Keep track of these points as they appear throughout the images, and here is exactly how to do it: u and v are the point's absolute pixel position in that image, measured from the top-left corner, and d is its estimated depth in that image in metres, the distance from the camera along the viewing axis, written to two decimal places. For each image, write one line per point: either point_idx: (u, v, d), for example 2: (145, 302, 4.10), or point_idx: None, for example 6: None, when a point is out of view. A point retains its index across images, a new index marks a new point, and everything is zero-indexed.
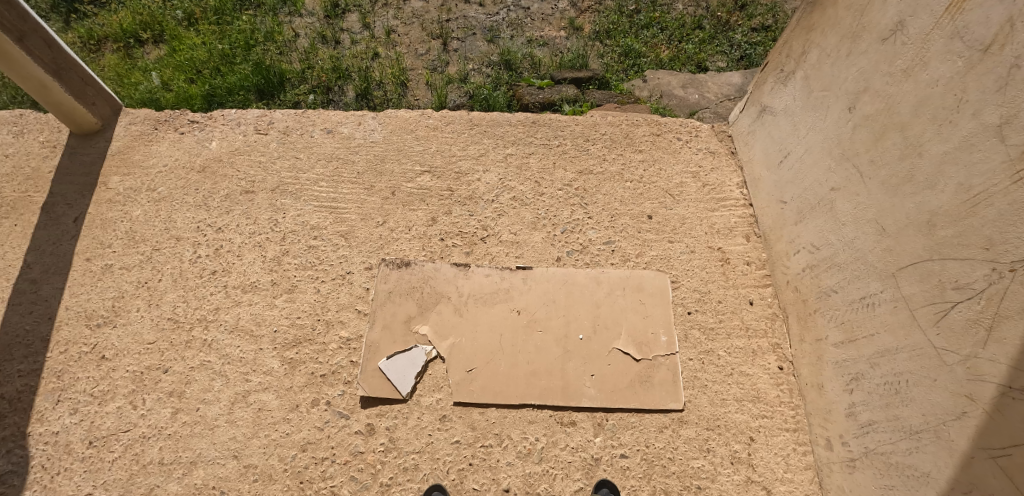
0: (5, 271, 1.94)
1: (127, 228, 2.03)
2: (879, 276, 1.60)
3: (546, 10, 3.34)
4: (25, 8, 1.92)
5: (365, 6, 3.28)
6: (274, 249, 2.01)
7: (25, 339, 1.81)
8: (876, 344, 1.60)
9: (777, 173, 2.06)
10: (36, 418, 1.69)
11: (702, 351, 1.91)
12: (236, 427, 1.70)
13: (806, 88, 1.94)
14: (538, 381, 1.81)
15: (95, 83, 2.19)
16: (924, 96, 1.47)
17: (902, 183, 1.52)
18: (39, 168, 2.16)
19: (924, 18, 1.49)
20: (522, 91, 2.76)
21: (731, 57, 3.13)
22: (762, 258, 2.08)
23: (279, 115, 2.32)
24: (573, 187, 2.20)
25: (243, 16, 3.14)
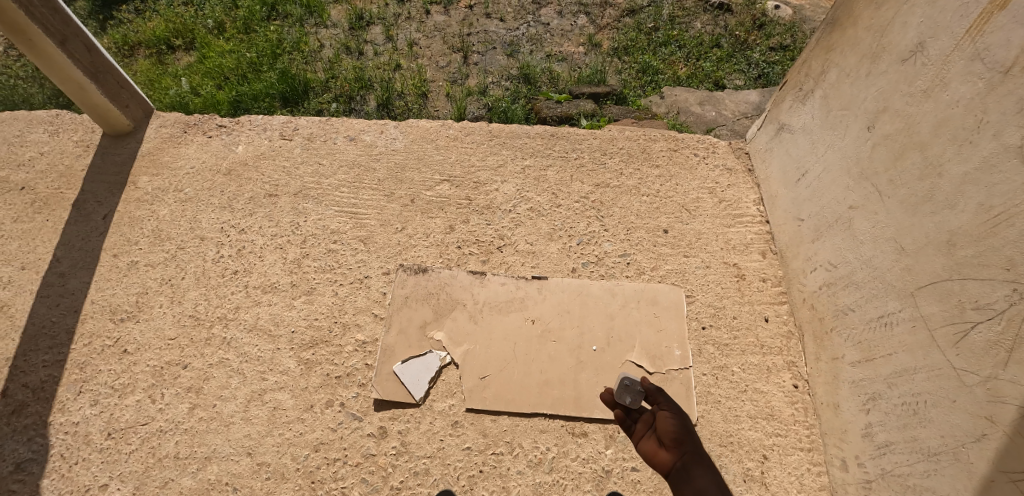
0: (35, 264, 1.99)
1: (153, 227, 2.08)
2: (897, 295, 1.59)
3: (566, 26, 3.40)
4: (68, 14, 2.01)
5: (388, 19, 3.36)
6: (295, 251, 2.05)
7: (51, 330, 1.86)
8: (894, 364, 1.58)
9: (794, 191, 2.06)
10: (58, 407, 1.72)
11: (715, 367, 1.91)
12: (251, 424, 1.72)
13: (824, 107, 1.96)
14: (551, 391, 1.81)
15: (130, 87, 2.26)
16: (944, 116, 1.48)
17: (922, 202, 1.53)
18: (72, 166, 2.22)
19: (944, 39, 1.50)
20: (540, 104, 2.79)
21: (749, 76, 3.15)
22: (778, 275, 2.08)
23: (303, 122, 2.38)
24: (590, 199, 2.22)
25: (271, 26, 3.24)
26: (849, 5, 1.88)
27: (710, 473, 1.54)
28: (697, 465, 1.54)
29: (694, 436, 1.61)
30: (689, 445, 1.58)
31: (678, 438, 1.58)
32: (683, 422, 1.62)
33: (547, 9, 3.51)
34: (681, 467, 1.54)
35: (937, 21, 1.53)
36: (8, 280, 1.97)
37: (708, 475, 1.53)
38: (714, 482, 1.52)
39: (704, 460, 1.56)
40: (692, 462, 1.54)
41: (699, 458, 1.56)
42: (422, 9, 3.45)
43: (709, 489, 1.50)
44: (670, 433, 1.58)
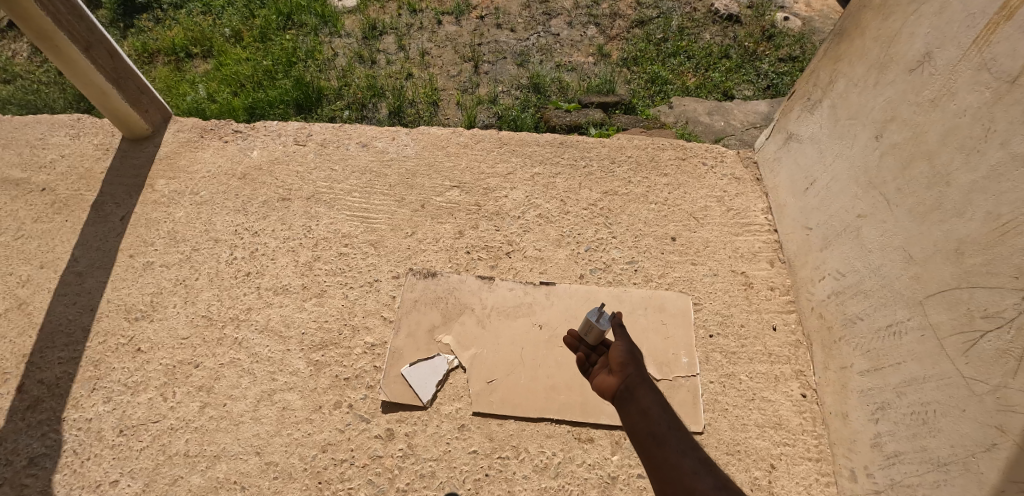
0: (53, 264, 2.04)
1: (169, 229, 2.12)
2: (906, 303, 1.59)
3: (575, 37, 3.45)
4: (93, 21, 2.08)
5: (401, 29, 3.43)
6: (307, 254, 2.08)
7: (67, 328, 1.89)
8: (903, 372, 1.58)
9: (802, 200, 2.07)
10: (72, 404, 1.75)
11: (723, 374, 1.90)
12: (260, 424, 1.74)
13: (833, 117, 1.97)
14: (557, 396, 1.81)
15: (150, 92, 2.32)
16: (952, 125, 1.49)
17: (930, 211, 1.53)
18: (91, 169, 2.28)
19: (951, 49, 1.51)
20: (550, 113, 2.82)
21: (758, 86, 3.17)
22: (786, 284, 2.08)
23: (317, 129, 2.43)
24: (598, 206, 2.24)
25: (286, 35, 3.31)
26: (857, 16, 1.90)
27: (656, 393, 1.25)
28: (640, 385, 1.28)
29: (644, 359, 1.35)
30: (635, 367, 1.32)
31: (622, 361, 1.34)
32: (631, 346, 1.38)
33: (557, 20, 3.56)
34: (624, 391, 1.29)
35: (943, 31, 1.54)
36: (26, 278, 2.01)
37: (654, 395, 1.25)
38: (659, 402, 1.23)
39: (651, 381, 1.29)
40: (634, 383, 1.29)
41: (646, 379, 1.30)
42: (434, 20, 3.51)
43: (654, 408, 1.22)
44: (614, 357, 1.35)
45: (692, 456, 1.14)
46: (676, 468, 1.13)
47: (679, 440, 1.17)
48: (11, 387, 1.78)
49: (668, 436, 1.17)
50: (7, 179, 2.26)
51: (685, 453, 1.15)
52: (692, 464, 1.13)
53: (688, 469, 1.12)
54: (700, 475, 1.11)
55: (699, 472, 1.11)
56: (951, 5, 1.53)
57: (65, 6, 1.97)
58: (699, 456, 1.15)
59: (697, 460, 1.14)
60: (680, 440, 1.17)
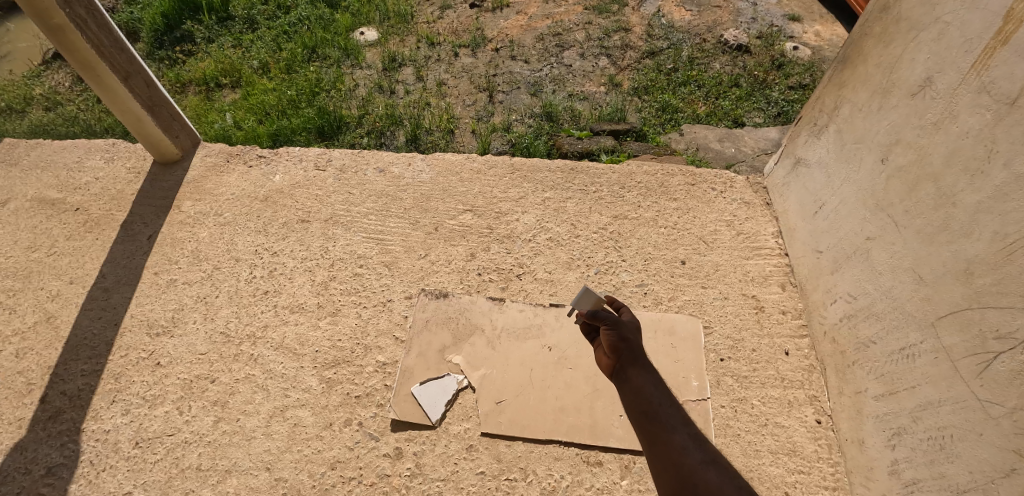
0: (82, 279, 2.12)
1: (193, 248, 2.20)
2: (918, 326, 1.56)
3: (587, 67, 3.56)
4: (133, 53, 2.21)
5: (419, 61, 3.59)
6: (323, 274, 2.14)
7: (91, 342, 1.96)
8: (918, 396, 1.54)
9: (812, 223, 2.08)
10: (91, 415, 1.80)
11: (734, 399, 1.88)
12: (271, 439, 1.76)
13: (839, 141, 2.00)
14: (566, 417, 1.80)
15: (182, 119, 2.44)
16: (956, 148, 1.50)
17: (938, 232, 1.52)
18: (123, 190, 2.39)
19: (951, 74, 1.54)
20: (562, 141, 2.89)
21: (768, 114, 3.22)
22: (798, 308, 2.07)
23: (337, 154, 2.52)
24: (608, 230, 2.27)
25: (310, 67, 3.47)
26: (859, 44, 1.96)
27: (651, 372, 1.32)
28: (633, 365, 1.33)
29: (638, 341, 1.38)
30: (627, 348, 1.36)
31: (613, 345, 1.37)
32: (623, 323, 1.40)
33: (569, 52, 3.69)
34: (618, 371, 1.35)
35: (943, 57, 1.58)
36: (56, 293, 2.09)
37: (648, 374, 1.32)
38: (653, 380, 1.31)
39: (644, 361, 1.34)
40: (627, 363, 1.34)
41: (640, 358, 1.35)
42: (451, 52, 3.68)
43: (646, 387, 1.29)
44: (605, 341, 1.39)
45: (682, 431, 1.22)
46: (666, 442, 1.21)
47: (671, 416, 1.25)
48: (36, 398, 1.84)
49: (660, 412, 1.25)
50: (45, 199, 2.38)
51: (675, 428, 1.23)
52: (681, 438, 1.21)
53: (677, 443, 1.20)
54: (688, 448, 1.19)
55: (687, 446, 1.19)
56: (948, 31, 1.57)
57: (109, 39, 2.12)
58: (690, 432, 1.23)
59: (686, 435, 1.21)
60: (673, 417, 1.25)
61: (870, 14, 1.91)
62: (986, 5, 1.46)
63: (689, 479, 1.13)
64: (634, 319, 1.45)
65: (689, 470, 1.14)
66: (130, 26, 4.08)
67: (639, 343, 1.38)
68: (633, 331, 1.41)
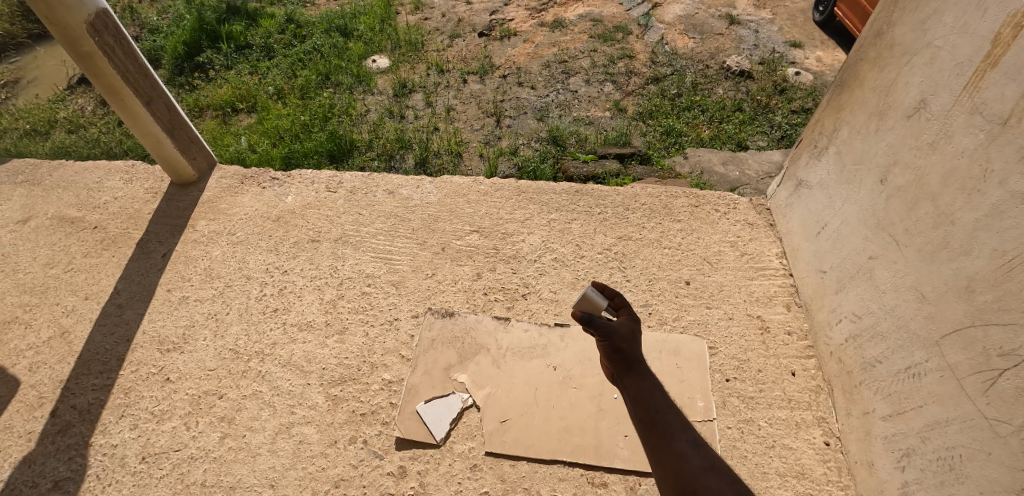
0: (97, 296, 2.17)
1: (205, 266, 2.25)
2: (923, 345, 1.54)
3: (593, 93, 3.66)
4: (157, 79, 2.31)
5: (429, 87, 3.70)
6: (331, 292, 2.17)
7: (103, 357, 1.99)
8: (925, 416, 1.51)
9: (815, 243, 2.09)
10: (100, 429, 1.82)
11: (741, 420, 1.85)
12: (276, 456, 1.77)
13: (839, 163, 2.03)
14: (571, 438, 1.78)
15: (199, 141, 2.52)
16: (952, 167, 1.53)
17: (938, 249, 1.53)
18: (140, 210, 2.46)
19: (944, 95, 1.58)
20: (567, 164, 2.94)
21: (772, 137, 3.27)
22: (804, 329, 2.06)
23: (347, 177, 2.59)
24: (613, 251, 2.30)
25: (324, 93, 3.58)
26: (855, 69, 2.01)
27: (650, 379, 1.35)
28: (629, 374, 1.35)
29: (632, 349, 1.38)
30: (622, 357, 1.37)
31: (608, 355, 1.38)
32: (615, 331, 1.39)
33: (575, 79, 3.79)
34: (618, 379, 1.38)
35: (936, 80, 1.62)
36: (70, 309, 2.14)
37: (647, 382, 1.34)
38: (653, 387, 1.33)
39: (642, 368, 1.37)
40: (624, 373, 1.36)
41: (637, 365, 1.37)
42: (460, 79, 3.80)
43: (645, 395, 1.32)
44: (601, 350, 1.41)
45: (682, 438, 1.25)
46: (667, 450, 1.24)
47: (671, 423, 1.28)
48: (46, 411, 1.86)
49: (660, 420, 1.28)
50: (64, 218, 2.45)
51: (675, 435, 1.26)
52: (681, 445, 1.24)
53: (677, 450, 1.23)
54: (688, 455, 1.22)
55: (688, 454, 1.22)
56: (940, 55, 1.61)
57: (133, 65, 2.21)
58: (690, 438, 1.26)
59: (687, 442, 1.24)
60: (672, 423, 1.28)
61: (865, 41, 1.97)
62: (974, 30, 1.51)
63: (690, 486, 1.16)
64: (631, 322, 1.43)
65: (689, 477, 1.18)
66: (153, 54, 4.24)
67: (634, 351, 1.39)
68: (627, 337, 1.40)
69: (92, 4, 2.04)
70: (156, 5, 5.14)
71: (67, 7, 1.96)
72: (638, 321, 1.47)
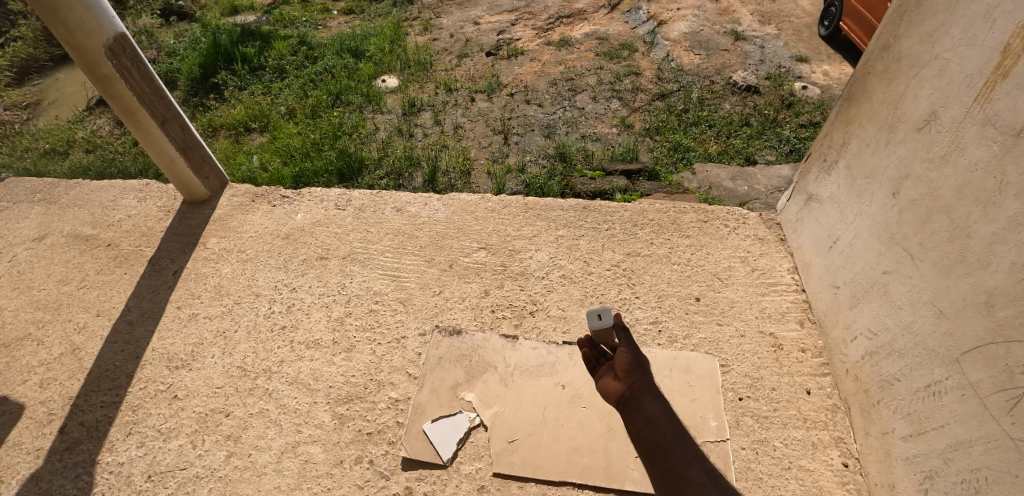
0: (109, 312, 2.19)
1: (215, 283, 2.27)
2: (942, 362, 1.50)
3: (600, 110, 3.68)
4: (172, 100, 2.36)
5: (437, 106, 3.75)
6: (339, 309, 2.17)
7: (113, 374, 2.00)
8: (947, 437, 1.45)
9: (827, 258, 2.06)
10: (107, 447, 1.82)
11: (755, 440, 1.79)
12: (281, 476, 1.75)
13: (849, 177, 2.00)
14: (580, 458, 1.74)
15: (212, 161, 2.56)
16: (966, 179, 1.49)
17: (955, 264, 1.49)
18: (153, 228, 2.50)
19: (955, 107, 1.56)
20: (575, 181, 2.94)
21: (780, 151, 3.25)
22: (818, 346, 2.01)
23: (356, 195, 2.61)
24: (621, 267, 2.28)
25: (334, 113, 3.64)
26: (863, 82, 1.99)
27: (660, 404, 1.46)
28: (646, 394, 1.48)
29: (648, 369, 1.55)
30: (640, 376, 1.52)
31: (627, 368, 1.54)
32: (640, 355, 1.57)
33: (582, 96, 3.82)
34: (630, 397, 1.49)
35: (945, 92, 1.60)
36: (82, 326, 2.16)
37: (659, 406, 1.45)
38: (663, 410, 1.44)
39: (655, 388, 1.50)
40: (641, 394, 1.48)
41: (651, 388, 1.50)
42: (468, 97, 3.85)
43: (659, 416, 1.43)
44: (621, 366, 1.55)
45: (698, 466, 1.31)
46: (683, 478, 1.30)
47: (683, 452, 1.35)
48: (55, 428, 1.87)
49: (673, 446, 1.36)
50: (79, 235, 2.50)
51: (690, 463, 1.32)
52: (697, 473, 1.29)
53: (693, 479, 1.29)
54: (705, 484, 1.27)
55: (705, 483, 1.27)
56: (948, 67, 1.59)
57: (150, 87, 2.26)
58: (704, 466, 1.31)
59: (701, 470, 1.30)
60: (685, 451, 1.35)
61: (873, 54, 1.96)
62: (983, 42, 1.49)
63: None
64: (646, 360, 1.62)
65: None
66: (169, 75, 4.36)
67: (647, 369, 1.56)
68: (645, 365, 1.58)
69: (112, 29, 2.10)
70: (173, 30, 5.30)
71: (86, 31, 2.03)
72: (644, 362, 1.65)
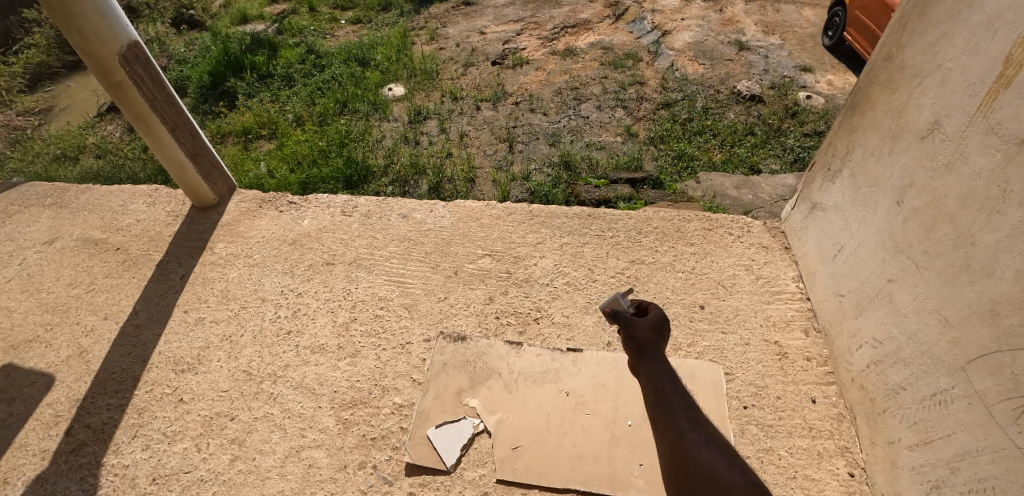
0: (116, 316, 2.21)
1: (222, 288, 2.29)
2: (948, 370, 1.49)
3: (604, 119, 3.71)
4: (182, 107, 2.39)
5: (443, 114, 3.79)
6: (345, 315, 2.18)
7: (119, 376, 2.02)
8: (954, 446, 1.44)
9: (832, 266, 2.06)
10: (112, 450, 1.83)
11: (760, 449, 1.79)
12: (285, 480, 1.75)
13: (853, 185, 2.01)
14: (584, 466, 1.73)
15: (221, 167, 2.59)
16: (969, 187, 1.50)
17: (959, 272, 1.49)
18: (161, 232, 2.52)
19: (958, 116, 1.56)
20: (579, 189, 2.95)
21: (785, 160, 3.26)
22: (823, 354, 2.01)
23: (362, 201, 2.63)
24: (625, 274, 2.28)
25: (341, 120, 3.67)
26: (866, 91, 2.01)
27: (660, 365, 1.37)
28: (642, 361, 1.39)
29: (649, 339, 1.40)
30: (637, 344, 1.41)
31: (625, 343, 1.43)
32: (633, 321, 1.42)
33: (586, 105, 3.86)
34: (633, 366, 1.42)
35: (948, 100, 1.61)
36: (90, 328, 2.18)
37: (658, 368, 1.37)
38: (661, 373, 1.36)
39: (652, 353, 1.38)
40: (638, 362, 1.40)
41: (649, 355, 1.38)
42: (473, 106, 3.89)
43: (655, 378, 1.36)
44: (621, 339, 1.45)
45: (683, 414, 1.33)
46: (669, 427, 1.33)
47: (674, 402, 1.34)
48: (61, 430, 1.88)
49: (664, 401, 1.35)
50: (88, 239, 2.52)
51: (676, 412, 1.34)
52: (680, 422, 1.32)
53: (676, 427, 1.32)
54: (686, 432, 1.31)
55: (685, 429, 1.32)
56: (951, 76, 1.61)
57: (161, 94, 2.29)
58: (689, 415, 1.33)
59: (686, 419, 1.33)
60: (676, 401, 1.34)
61: (876, 64, 1.97)
62: (986, 51, 1.50)
63: (685, 460, 1.28)
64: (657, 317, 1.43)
65: (686, 452, 1.29)
66: (179, 83, 4.41)
67: (644, 332, 1.40)
68: (648, 329, 1.41)
69: (125, 37, 2.14)
70: (184, 38, 5.38)
71: (101, 39, 2.06)
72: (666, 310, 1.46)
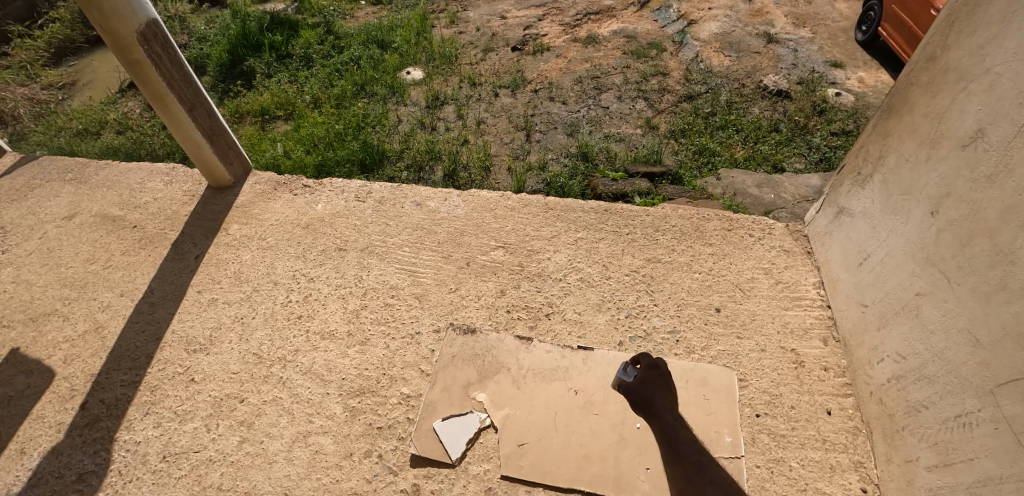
0: (131, 293, 2.24)
1: (235, 270, 2.30)
2: (975, 392, 1.42)
3: (625, 110, 3.62)
4: (200, 87, 2.38)
5: (461, 100, 3.73)
6: (355, 302, 2.17)
7: (133, 353, 2.05)
8: (977, 471, 1.38)
9: (856, 275, 1.98)
10: (125, 425, 1.86)
11: (771, 459, 1.74)
12: (292, 465, 1.76)
13: (885, 192, 1.92)
14: (589, 467, 1.71)
15: (236, 148, 2.59)
16: (1011, 203, 1.41)
17: (995, 291, 1.41)
18: (178, 211, 2.54)
19: (1005, 125, 1.46)
20: (596, 182, 2.89)
21: (810, 159, 3.15)
22: (842, 365, 1.95)
23: (376, 187, 2.61)
24: (640, 273, 2.23)
25: (358, 103, 3.64)
26: (904, 93, 1.90)
27: (667, 417, 1.71)
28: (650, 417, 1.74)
29: (641, 396, 1.76)
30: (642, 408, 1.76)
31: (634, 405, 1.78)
32: (628, 389, 1.79)
33: (607, 95, 3.76)
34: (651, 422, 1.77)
35: (995, 108, 1.51)
36: (106, 305, 2.21)
37: (664, 419, 1.71)
38: (666, 424, 1.70)
39: (652, 409, 1.73)
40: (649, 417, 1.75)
41: (654, 411, 1.73)
42: (492, 92, 3.82)
43: (664, 428, 1.70)
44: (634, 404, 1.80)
45: (692, 457, 1.62)
46: (680, 471, 1.61)
47: (683, 446, 1.65)
48: (76, 404, 1.92)
49: (674, 447, 1.66)
50: (107, 215, 2.55)
51: (685, 455, 1.62)
52: (689, 465, 1.60)
53: (684, 469, 1.60)
54: (691, 476, 1.58)
55: (691, 472, 1.58)
56: (999, 83, 1.50)
57: (179, 74, 2.28)
58: (698, 459, 1.60)
59: (693, 461, 1.60)
60: (685, 446, 1.64)
61: (916, 65, 1.86)
62: None
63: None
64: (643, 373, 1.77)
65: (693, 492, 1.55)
66: (198, 61, 4.41)
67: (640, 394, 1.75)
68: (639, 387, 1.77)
69: (144, 15, 2.12)
70: (204, 16, 5.38)
71: (120, 17, 2.05)
72: (653, 364, 1.77)
